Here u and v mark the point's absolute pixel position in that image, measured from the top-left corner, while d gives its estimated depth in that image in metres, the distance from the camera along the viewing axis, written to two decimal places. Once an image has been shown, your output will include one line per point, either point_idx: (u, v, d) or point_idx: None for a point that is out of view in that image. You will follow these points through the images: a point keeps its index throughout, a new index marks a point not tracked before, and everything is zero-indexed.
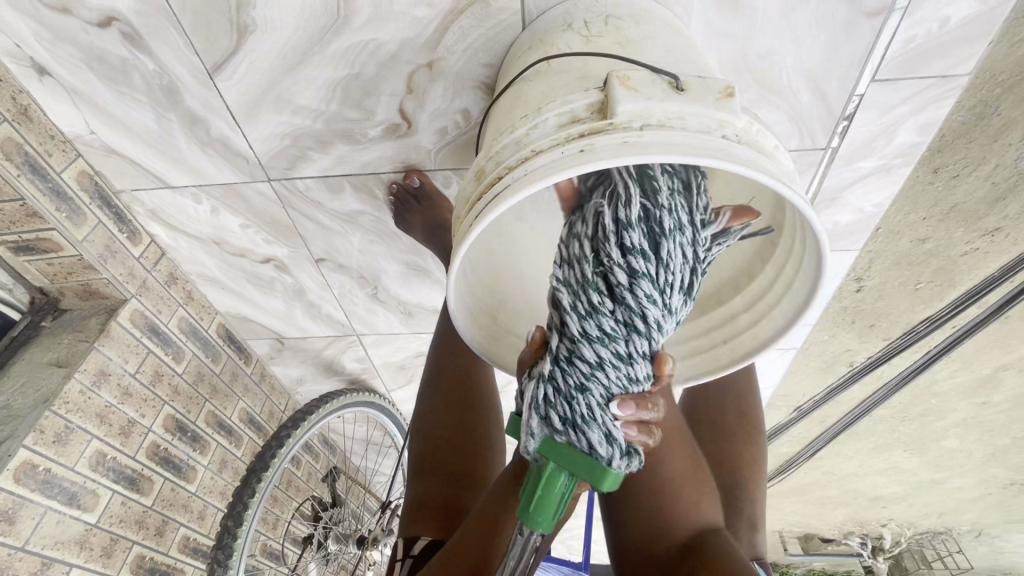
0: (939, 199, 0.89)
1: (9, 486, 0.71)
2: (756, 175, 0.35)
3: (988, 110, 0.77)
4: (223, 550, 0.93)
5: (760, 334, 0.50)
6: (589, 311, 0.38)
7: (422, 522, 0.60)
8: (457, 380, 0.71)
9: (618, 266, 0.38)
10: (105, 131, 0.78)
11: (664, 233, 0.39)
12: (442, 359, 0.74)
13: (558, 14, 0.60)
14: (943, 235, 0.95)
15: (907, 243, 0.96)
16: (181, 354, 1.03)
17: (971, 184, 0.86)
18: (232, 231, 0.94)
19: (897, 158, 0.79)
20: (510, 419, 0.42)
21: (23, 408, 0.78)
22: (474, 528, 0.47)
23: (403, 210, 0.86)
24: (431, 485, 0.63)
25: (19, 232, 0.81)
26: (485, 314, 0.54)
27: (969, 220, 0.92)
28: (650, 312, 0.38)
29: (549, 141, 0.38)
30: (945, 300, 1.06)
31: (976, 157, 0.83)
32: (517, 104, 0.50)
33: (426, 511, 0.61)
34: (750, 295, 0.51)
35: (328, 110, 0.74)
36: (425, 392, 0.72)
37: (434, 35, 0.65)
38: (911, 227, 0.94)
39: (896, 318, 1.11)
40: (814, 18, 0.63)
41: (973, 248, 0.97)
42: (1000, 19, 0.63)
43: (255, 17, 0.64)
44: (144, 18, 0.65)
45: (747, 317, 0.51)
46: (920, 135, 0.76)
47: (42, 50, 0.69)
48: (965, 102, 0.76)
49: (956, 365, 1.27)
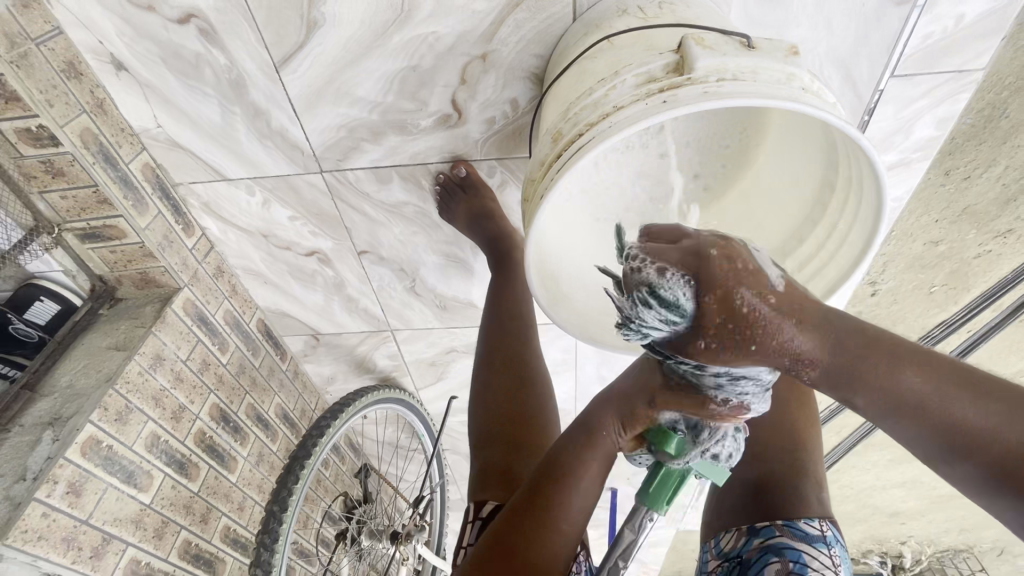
0: (950, 201, 0.91)
1: (76, 459, 0.73)
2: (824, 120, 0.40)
3: (996, 112, 0.79)
4: (269, 534, 0.95)
5: (830, 275, 0.54)
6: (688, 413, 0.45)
7: (495, 488, 0.62)
8: (510, 358, 0.73)
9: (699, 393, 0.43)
10: (170, 124, 0.83)
11: (729, 383, 0.41)
12: (493, 340, 0.76)
13: (608, 5, 0.65)
14: (956, 236, 0.96)
15: (921, 246, 0.98)
16: (225, 345, 1.06)
17: (982, 185, 0.88)
18: (281, 224, 0.98)
19: (915, 152, 0.84)
20: (673, 437, 0.46)
21: (86, 387, 0.80)
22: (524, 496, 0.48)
23: (448, 200, 0.89)
24: (496, 455, 0.65)
25: (88, 219, 0.84)
26: (547, 275, 0.58)
27: (981, 222, 0.93)
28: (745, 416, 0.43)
29: (629, 98, 0.43)
30: (960, 303, 1.08)
31: (985, 157, 0.85)
32: (583, 77, 0.53)
33: (496, 479, 0.62)
34: (817, 240, 0.55)
35: (385, 102, 0.78)
36: (478, 370, 0.74)
37: (489, 28, 0.70)
38: (924, 230, 0.96)
39: (912, 322, 1.14)
40: (844, 8, 0.68)
41: (986, 250, 0.98)
42: (1015, 14, 0.69)
43: (325, 12, 0.69)
44: (221, 14, 0.70)
45: (815, 263, 0.55)
46: (938, 129, 0.81)
47: (123, 46, 0.74)
48: (973, 105, 0.78)
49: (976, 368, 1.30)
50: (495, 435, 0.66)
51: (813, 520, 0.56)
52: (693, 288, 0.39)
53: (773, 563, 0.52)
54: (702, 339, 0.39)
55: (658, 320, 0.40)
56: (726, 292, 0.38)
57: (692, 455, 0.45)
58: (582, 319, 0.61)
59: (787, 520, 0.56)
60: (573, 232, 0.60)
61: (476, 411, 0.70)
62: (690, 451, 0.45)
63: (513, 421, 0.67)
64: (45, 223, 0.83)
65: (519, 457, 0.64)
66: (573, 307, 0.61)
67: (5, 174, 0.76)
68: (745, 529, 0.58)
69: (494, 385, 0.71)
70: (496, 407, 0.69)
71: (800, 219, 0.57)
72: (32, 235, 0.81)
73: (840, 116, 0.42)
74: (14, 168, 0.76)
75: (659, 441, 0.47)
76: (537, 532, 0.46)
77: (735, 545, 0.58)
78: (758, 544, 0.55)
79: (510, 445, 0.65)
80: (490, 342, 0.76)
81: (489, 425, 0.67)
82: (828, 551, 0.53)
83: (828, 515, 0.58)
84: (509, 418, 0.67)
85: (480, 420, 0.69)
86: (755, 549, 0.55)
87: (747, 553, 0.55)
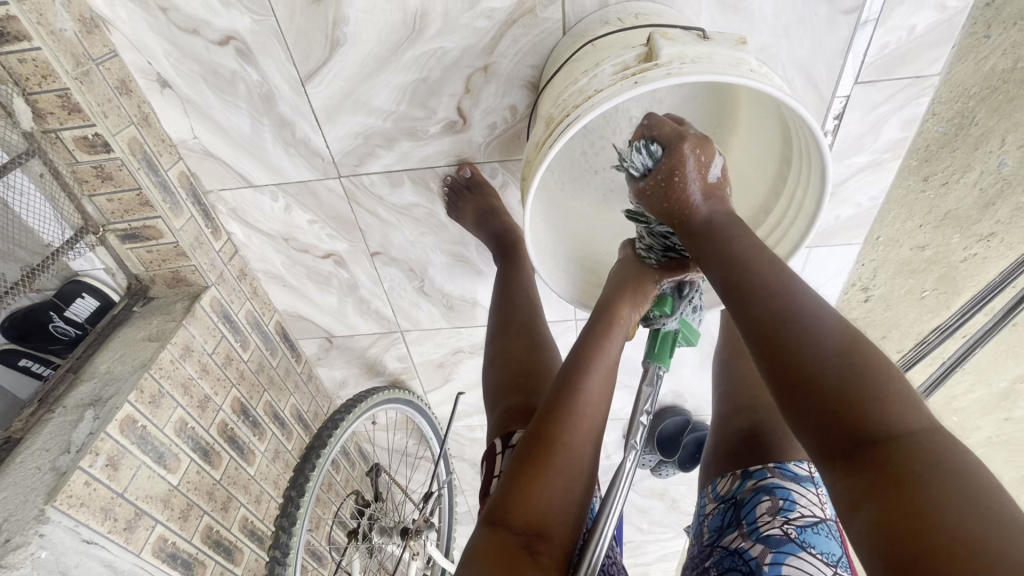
0: (931, 206, 0.98)
1: (116, 434, 0.80)
2: (767, 92, 0.49)
3: (966, 121, 0.88)
4: (287, 518, 1.00)
5: (791, 237, 0.65)
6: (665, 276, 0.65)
7: (513, 421, 0.73)
8: (520, 326, 0.86)
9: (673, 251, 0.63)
10: (205, 136, 0.92)
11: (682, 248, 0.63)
12: (506, 312, 0.89)
13: (593, 20, 0.76)
14: (942, 242, 1.03)
15: (908, 250, 1.06)
16: (247, 343, 1.13)
17: (961, 192, 0.96)
18: (302, 228, 1.06)
19: (886, 153, 0.92)
20: (666, 300, 0.65)
21: (124, 372, 0.87)
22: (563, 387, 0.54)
23: (456, 200, 0.98)
24: (514, 399, 0.76)
25: (129, 220, 0.93)
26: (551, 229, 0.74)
27: (964, 226, 1.01)
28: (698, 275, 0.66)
29: (607, 82, 0.52)
30: (952, 308, 1.14)
31: (961, 163, 0.93)
32: (570, 73, 0.63)
33: (517, 415, 0.73)
34: (780, 209, 0.66)
35: (398, 110, 0.87)
36: (495, 337, 0.87)
37: (490, 43, 0.80)
38: (910, 234, 1.04)
39: (908, 327, 1.20)
40: (799, 18, 0.78)
41: (972, 253, 1.05)
42: (961, 24, 0.78)
43: (346, 32, 0.80)
44: (257, 36, 0.80)
45: (778, 228, 0.66)
46: (904, 131, 0.89)
47: (168, 66, 0.84)
48: (943, 113, 0.88)
49: (970, 372, 1.35)
50: (513, 385, 0.79)
51: (802, 462, 0.62)
52: (667, 152, 0.56)
53: (763, 500, 0.58)
54: (646, 181, 0.57)
55: (639, 163, 0.57)
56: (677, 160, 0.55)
57: (680, 307, 0.66)
58: (575, 285, 0.75)
59: (778, 462, 0.61)
60: (567, 213, 0.75)
61: (496, 368, 0.83)
62: (681, 304, 0.66)
63: (529, 372, 0.80)
64: (92, 224, 0.92)
65: (533, 396, 0.76)
66: (568, 258, 0.74)
67: (60, 177, 0.85)
68: (739, 473, 0.63)
69: (510, 346, 0.85)
70: (513, 363, 0.81)
71: (767, 193, 0.68)
72: (81, 235, 0.90)
73: (783, 90, 0.51)
74: (69, 173, 0.86)
75: (662, 304, 0.65)
76: (578, 438, 0.52)
77: (730, 488, 0.63)
78: (751, 485, 0.60)
79: (526, 390, 0.77)
80: (502, 315, 0.89)
81: (507, 377, 0.80)
82: (813, 489, 0.59)
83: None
84: (525, 369, 0.80)
85: (498, 373, 0.82)
86: (748, 490, 0.60)
87: (740, 494, 0.61)
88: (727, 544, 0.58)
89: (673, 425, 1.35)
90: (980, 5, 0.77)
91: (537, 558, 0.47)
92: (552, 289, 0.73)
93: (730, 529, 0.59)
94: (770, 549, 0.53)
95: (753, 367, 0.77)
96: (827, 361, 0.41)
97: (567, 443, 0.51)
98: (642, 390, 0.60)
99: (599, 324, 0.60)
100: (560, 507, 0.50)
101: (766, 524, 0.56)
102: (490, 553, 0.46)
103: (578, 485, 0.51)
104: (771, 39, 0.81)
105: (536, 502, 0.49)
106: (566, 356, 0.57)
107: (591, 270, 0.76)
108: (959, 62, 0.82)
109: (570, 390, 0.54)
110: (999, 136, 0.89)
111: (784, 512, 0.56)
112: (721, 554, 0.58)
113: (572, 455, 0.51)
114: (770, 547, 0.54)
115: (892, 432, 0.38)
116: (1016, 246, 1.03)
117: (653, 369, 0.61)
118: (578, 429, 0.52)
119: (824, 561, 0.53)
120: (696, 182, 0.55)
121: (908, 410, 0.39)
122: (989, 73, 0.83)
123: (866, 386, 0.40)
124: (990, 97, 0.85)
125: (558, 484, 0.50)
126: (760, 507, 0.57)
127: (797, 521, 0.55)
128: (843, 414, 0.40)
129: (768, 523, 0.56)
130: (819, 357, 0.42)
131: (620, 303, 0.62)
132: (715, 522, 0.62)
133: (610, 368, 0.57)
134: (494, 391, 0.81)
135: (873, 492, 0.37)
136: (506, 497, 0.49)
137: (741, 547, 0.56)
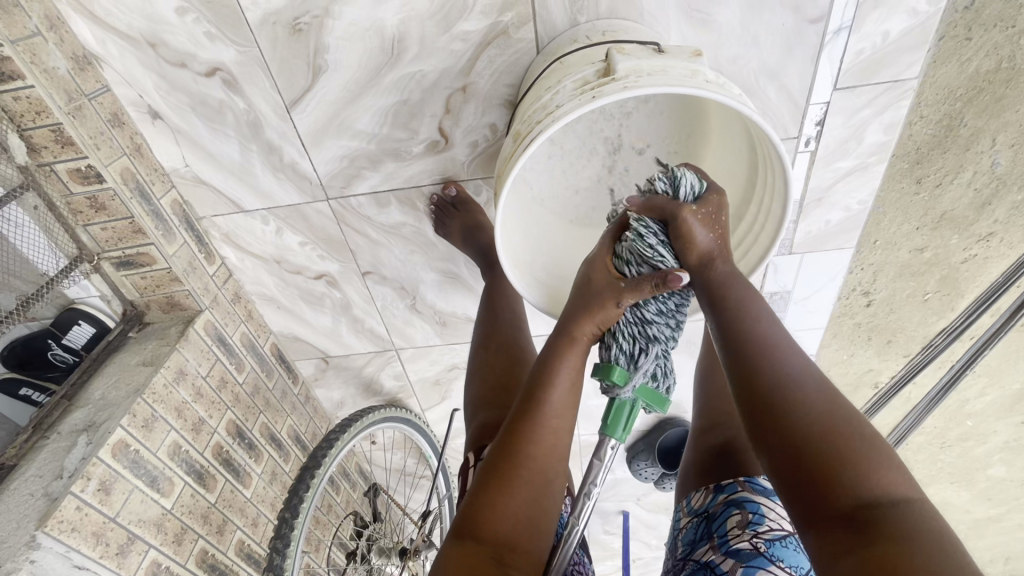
0: (928, 206, 0.98)
1: (107, 459, 0.81)
2: (721, 101, 0.52)
3: (955, 122, 0.88)
4: (281, 540, 1.00)
5: (762, 242, 0.67)
6: (628, 338, 0.57)
7: (489, 437, 0.77)
8: (501, 341, 0.88)
9: (649, 304, 0.58)
10: (197, 164, 0.95)
11: (658, 301, 0.58)
12: (487, 329, 0.91)
13: (565, 38, 0.79)
14: (940, 243, 1.03)
15: (908, 252, 1.05)
16: (242, 365, 1.14)
17: (955, 193, 0.96)
18: (293, 250, 1.08)
19: (871, 156, 0.92)
20: (618, 371, 0.56)
21: (117, 398, 0.89)
22: (526, 401, 0.55)
23: (442, 218, 1.00)
24: (490, 414, 0.80)
25: (123, 248, 0.95)
26: (524, 232, 0.75)
27: (961, 227, 1.01)
28: (663, 338, 0.58)
29: (568, 98, 0.56)
30: (956, 309, 1.13)
31: (953, 166, 0.93)
32: (538, 90, 0.67)
33: (489, 430, 0.77)
34: (751, 215, 0.68)
35: (381, 132, 0.90)
36: (476, 351, 0.90)
37: (467, 64, 0.82)
38: (907, 237, 1.03)
39: (911, 332, 1.18)
40: (768, 29, 0.80)
41: (971, 254, 1.04)
42: (934, 28, 0.79)
43: (328, 60, 0.82)
44: (242, 66, 0.83)
45: (751, 233, 0.69)
46: (887, 134, 0.89)
47: (159, 98, 0.87)
48: (930, 114, 0.88)
49: (979, 375, 1.33)
50: (490, 400, 0.82)
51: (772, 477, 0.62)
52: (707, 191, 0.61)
53: (734, 513, 0.58)
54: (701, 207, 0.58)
55: (689, 185, 0.60)
56: (720, 208, 0.59)
57: (636, 377, 0.57)
58: (555, 299, 0.75)
59: (749, 477, 0.62)
60: (541, 218, 0.77)
61: (476, 384, 0.86)
62: (634, 373, 0.57)
63: (505, 387, 0.83)
64: (87, 253, 0.94)
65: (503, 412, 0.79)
66: (541, 262, 0.76)
67: (55, 208, 0.88)
68: (712, 487, 0.63)
69: (488, 363, 0.87)
70: (490, 378, 0.84)
71: (739, 201, 0.70)
72: (75, 264, 0.92)
73: (737, 98, 0.54)
74: (64, 204, 0.89)
75: (614, 373, 0.56)
76: (543, 450, 0.53)
77: (703, 502, 0.63)
78: (722, 499, 0.61)
79: (502, 402, 0.81)
80: (484, 331, 0.91)
81: (486, 393, 0.83)
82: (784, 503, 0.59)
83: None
84: (502, 385, 0.83)
85: (476, 389, 0.85)
86: (720, 503, 0.60)
87: (713, 507, 0.61)
88: (698, 557, 0.58)
89: (674, 436, 1.34)
90: (956, 9, 0.78)
91: (505, 567, 0.50)
92: (532, 303, 0.73)
93: (701, 543, 0.59)
94: (740, 563, 0.53)
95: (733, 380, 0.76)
96: (824, 419, 0.45)
97: (534, 456, 0.53)
98: (593, 466, 0.58)
99: (559, 340, 0.58)
100: (530, 517, 0.52)
101: (735, 537, 0.56)
102: (460, 564, 0.49)
103: (547, 492, 0.53)
104: (742, 50, 0.82)
105: (507, 514, 0.51)
106: (532, 369, 0.58)
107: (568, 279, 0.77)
108: (940, 64, 0.83)
109: (534, 405, 0.54)
110: (988, 135, 0.89)
111: (753, 525, 0.56)
112: (693, 567, 0.57)
113: (537, 467, 0.53)
114: (741, 561, 0.54)
115: (882, 494, 0.42)
116: (1015, 246, 1.02)
117: (606, 442, 0.58)
118: (545, 440, 0.53)
119: (791, 574, 0.53)
120: (711, 236, 0.58)
121: (892, 481, 0.42)
122: (974, 74, 0.83)
123: (855, 458, 0.43)
124: (976, 99, 0.85)
125: (526, 496, 0.52)
126: (731, 521, 0.57)
127: (765, 535, 0.55)
128: (829, 484, 0.43)
129: (737, 536, 0.56)
130: (815, 414, 0.46)
131: (581, 317, 0.58)
132: (688, 535, 0.62)
133: (575, 378, 0.56)
134: (473, 404, 0.84)
135: (852, 552, 0.41)
136: (478, 512, 0.52)
137: (711, 560, 0.56)
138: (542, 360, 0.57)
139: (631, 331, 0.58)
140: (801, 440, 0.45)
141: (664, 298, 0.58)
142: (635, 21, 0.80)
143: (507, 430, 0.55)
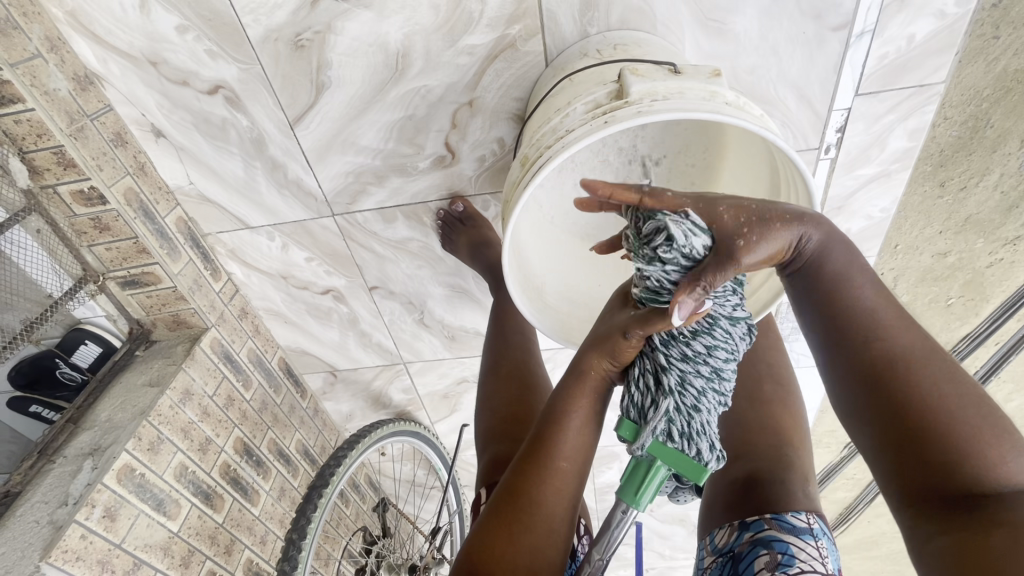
0: (952, 211, 0.93)
1: (113, 485, 0.81)
2: (740, 125, 0.52)
3: (980, 123, 0.83)
4: (289, 562, 0.98)
5: None
6: (643, 387, 0.51)
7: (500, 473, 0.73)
8: (513, 367, 0.86)
9: (672, 350, 0.50)
10: (200, 181, 0.94)
11: (682, 348, 0.49)
12: (497, 353, 0.89)
13: (574, 51, 0.76)
14: (965, 247, 0.98)
15: (929, 258, 1.01)
16: (249, 382, 1.12)
17: (981, 195, 0.90)
18: (299, 266, 1.06)
19: (895, 163, 0.88)
20: (624, 423, 0.51)
21: (123, 420, 0.88)
22: (538, 440, 0.52)
23: (449, 233, 0.98)
24: (500, 447, 0.76)
25: (128, 267, 0.94)
26: (536, 250, 0.73)
27: (986, 231, 0.95)
28: (687, 390, 0.48)
29: (580, 123, 0.56)
30: (981, 314, 1.08)
31: (978, 167, 0.87)
32: (548, 109, 0.66)
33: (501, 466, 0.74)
34: None
35: (386, 148, 0.87)
36: (486, 376, 0.88)
37: (473, 78, 0.80)
38: (928, 242, 0.98)
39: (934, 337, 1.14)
40: (788, 36, 0.76)
41: (998, 258, 0.99)
42: (963, 30, 0.75)
43: (331, 75, 0.80)
44: (244, 83, 0.81)
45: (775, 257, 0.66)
46: (911, 140, 0.85)
47: (162, 117, 0.86)
48: (956, 118, 0.83)
49: (1006, 382, 1.28)
50: (502, 431, 0.78)
51: (800, 513, 0.59)
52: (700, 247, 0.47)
53: (762, 554, 0.54)
54: (747, 233, 0.46)
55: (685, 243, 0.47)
56: (767, 210, 0.48)
57: (649, 434, 0.49)
58: (564, 327, 0.72)
59: (775, 513, 0.59)
60: (551, 232, 0.74)
61: (485, 414, 0.83)
62: (644, 428, 0.49)
63: (518, 418, 0.79)
64: (91, 273, 0.94)
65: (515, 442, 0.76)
66: (552, 283, 0.74)
67: (59, 230, 0.88)
68: (737, 524, 0.60)
69: (499, 388, 0.84)
70: (502, 409, 0.80)
71: None
72: (80, 284, 0.92)
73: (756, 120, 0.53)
74: (68, 225, 0.88)
75: (623, 426, 0.51)
76: (552, 494, 0.50)
77: (728, 540, 0.60)
78: (748, 538, 0.58)
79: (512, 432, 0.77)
80: (496, 353, 0.89)
81: (494, 424, 0.80)
82: (814, 542, 0.55)
83: (814, 509, 0.61)
84: (513, 412, 0.80)
85: (488, 419, 0.81)
86: (745, 543, 0.57)
87: (738, 547, 0.58)
88: None
89: None
90: (985, 7, 0.73)
91: None
92: (540, 329, 0.69)
93: None
94: None
95: (756, 407, 0.72)
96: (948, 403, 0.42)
97: (537, 502, 0.50)
98: (604, 533, 0.52)
99: (572, 380, 0.54)
100: (532, 568, 0.49)
101: None
102: None
103: (551, 546, 0.50)
104: (760, 61, 0.79)
105: (506, 562, 0.48)
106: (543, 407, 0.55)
107: (582, 303, 0.74)
108: (966, 64, 0.78)
109: (543, 445, 0.51)
110: (1017, 136, 0.83)
111: (783, 567, 0.52)
112: None
113: (544, 512, 0.50)
114: None
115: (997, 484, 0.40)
116: None
117: (622, 508, 0.51)
118: (550, 485, 0.50)
119: None
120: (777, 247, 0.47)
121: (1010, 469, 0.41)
122: (1001, 74, 0.78)
123: (970, 445, 0.41)
124: (1006, 97, 0.79)
125: (533, 542, 0.49)
126: (758, 562, 0.54)
127: None
128: (936, 465, 0.41)
129: None
130: (939, 399, 0.42)
131: (594, 352, 0.54)
132: None
133: (585, 422, 0.53)
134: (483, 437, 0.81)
135: (954, 534, 0.40)
136: (477, 555, 0.49)
137: None
138: (554, 398, 0.54)
139: (648, 379, 0.51)
140: (911, 421, 0.42)
141: (694, 340, 0.49)
142: (649, 32, 0.77)
143: (516, 469, 0.52)
